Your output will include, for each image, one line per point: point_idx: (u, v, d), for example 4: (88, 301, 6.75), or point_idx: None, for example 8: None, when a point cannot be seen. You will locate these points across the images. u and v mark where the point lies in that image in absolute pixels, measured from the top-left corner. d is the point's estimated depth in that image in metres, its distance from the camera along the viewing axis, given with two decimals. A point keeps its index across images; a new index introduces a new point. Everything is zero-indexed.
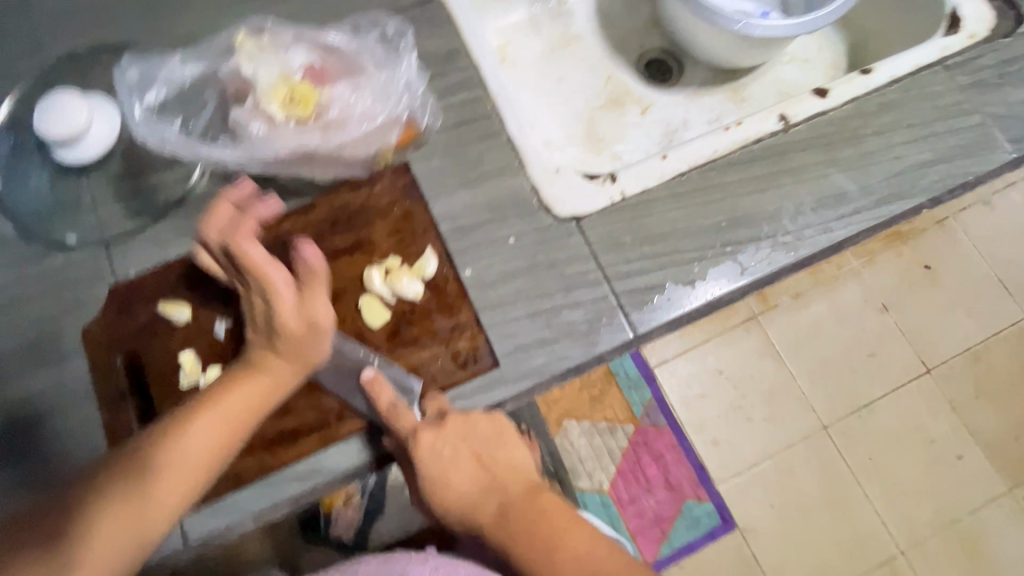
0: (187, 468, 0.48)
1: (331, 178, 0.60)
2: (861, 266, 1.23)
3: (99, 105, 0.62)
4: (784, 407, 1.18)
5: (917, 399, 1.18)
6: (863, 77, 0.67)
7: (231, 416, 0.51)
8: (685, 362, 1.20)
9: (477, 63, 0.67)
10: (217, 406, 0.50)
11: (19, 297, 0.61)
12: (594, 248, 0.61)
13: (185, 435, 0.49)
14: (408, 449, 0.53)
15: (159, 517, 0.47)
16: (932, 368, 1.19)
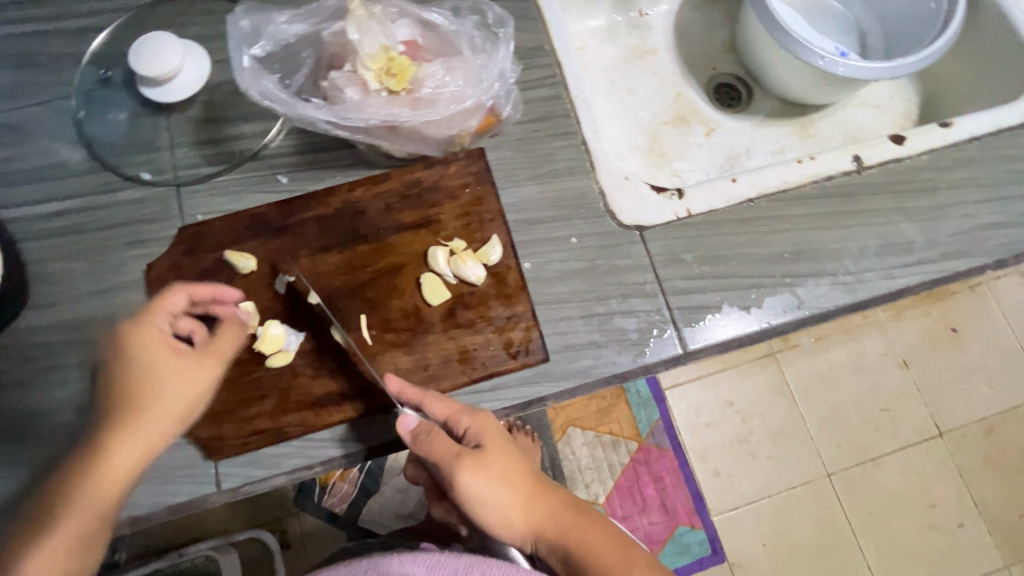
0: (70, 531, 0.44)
1: (409, 153, 0.60)
2: (888, 319, 1.23)
3: (193, 53, 0.64)
4: (794, 448, 1.17)
5: (928, 460, 1.17)
6: (942, 130, 0.67)
7: (119, 470, 0.47)
8: (697, 388, 1.21)
9: (561, 62, 0.68)
10: (99, 465, 0.46)
11: (89, 223, 0.62)
12: (654, 260, 0.62)
13: (67, 505, 0.45)
14: (449, 473, 0.51)
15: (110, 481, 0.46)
16: (944, 433, 1.18)
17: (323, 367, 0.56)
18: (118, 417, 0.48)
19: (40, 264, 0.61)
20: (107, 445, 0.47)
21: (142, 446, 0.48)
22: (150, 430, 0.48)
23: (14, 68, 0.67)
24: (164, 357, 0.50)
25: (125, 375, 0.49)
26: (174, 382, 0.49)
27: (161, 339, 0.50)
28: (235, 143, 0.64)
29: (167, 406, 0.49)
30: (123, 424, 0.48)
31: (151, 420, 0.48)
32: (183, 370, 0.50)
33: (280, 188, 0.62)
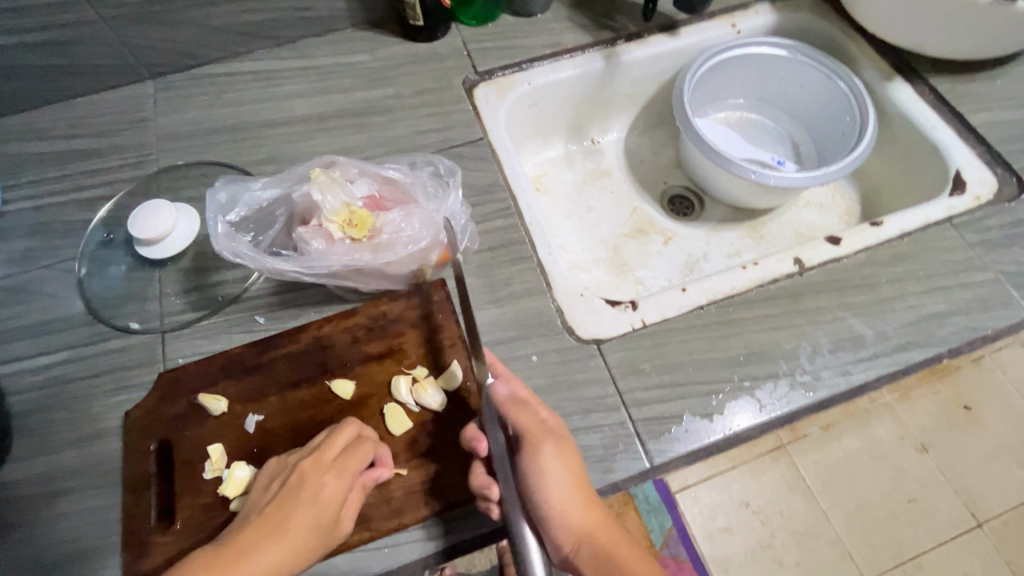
0: None
1: (375, 289, 0.66)
2: (896, 399, 1.09)
3: (183, 242, 0.70)
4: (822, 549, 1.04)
5: (970, 556, 1.03)
6: (874, 229, 0.71)
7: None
8: (709, 489, 1.11)
9: (514, 196, 0.76)
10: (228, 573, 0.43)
11: (77, 373, 0.66)
12: (613, 372, 0.64)
13: None
14: (534, 444, 0.53)
15: None
16: (984, 522, 1.01)
17: None
18: (269, 522, 0.48)
19: (24, 417, 0.64)
20: (236, 564, 0.44)
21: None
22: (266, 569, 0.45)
23: (29, 236, 0.76)
24: (324, 505, 0.49)
25: (284, 508, 0.48)
26: (309, 534, 0.48)
27: (334, 491, 0.50)
28: (218, 289, 0.70)
29: (290, 555, 0.46)
30: (251, 550, 0.45)
31: (287, 545, 0.47)
32: (311, 507, 0.48)
33: (258, 328, 0.67)
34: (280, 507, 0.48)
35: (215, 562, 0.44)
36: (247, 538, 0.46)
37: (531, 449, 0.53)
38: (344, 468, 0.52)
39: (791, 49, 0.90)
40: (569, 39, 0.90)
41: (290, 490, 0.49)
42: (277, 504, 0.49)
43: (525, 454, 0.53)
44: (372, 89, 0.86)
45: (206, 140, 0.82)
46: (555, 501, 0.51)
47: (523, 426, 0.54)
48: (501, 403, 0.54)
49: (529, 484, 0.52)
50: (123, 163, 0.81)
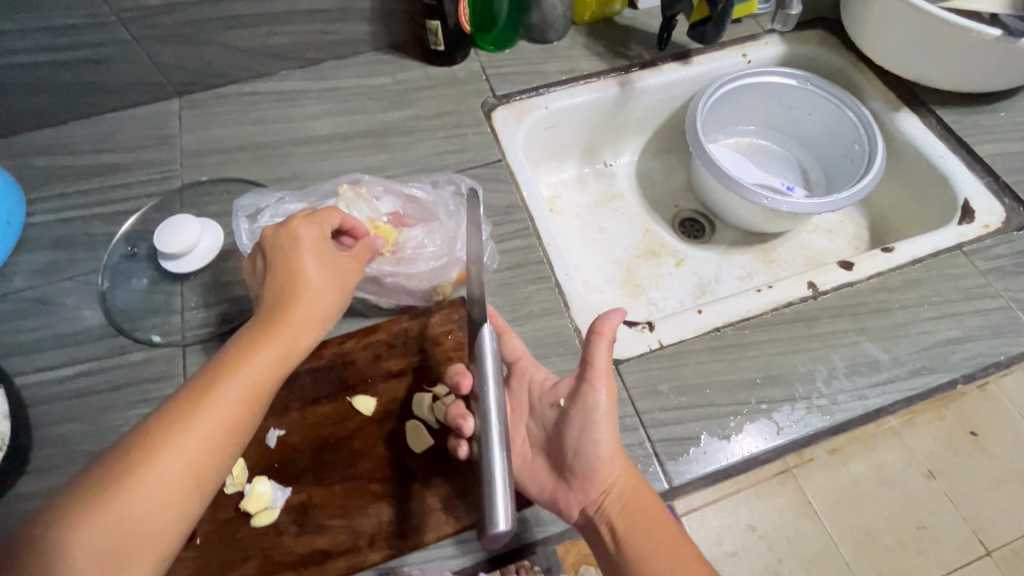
0: (183, 456, 0.41)
1: (399, 304, 0.67)
2: None
3: (201, 259, 0.72)
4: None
5: None
6: (885, 255, 0.73)
7: (236, 402, 0.44)
8: None
9: (532, 217, 0.77)
10: (228, 382, 0.44)
11: (98, 385, 0.66)
12: (632, 393, 0.64)
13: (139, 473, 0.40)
14: (591, 395, 0.54)
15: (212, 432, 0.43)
16: None
17: (306, 524, 0.55)
18: (260, 331, 0.48)
19: (44, 428, 0.64)
20: (231, 377, 0.45)
21: (260, 384, 0.46)
22: (269, 367, 0.46)
23: (53, 248, 0.77)
24: (323, 257, 0.54)
25: (296, 262, 0.52)
26: (327, 286, 0.53)
27: (314, 276, 0.52)
28: (240, 303, 0.71)
29: (291, 354, 0.48)
30: (249, 352, 0.46)
31: (281, 348, 0.48)
32: (299, 304, 0.50)
33: None
34: (288, 262, 0.52)
35: (212, 378, 0.45)
36: (237, 351, 0.47)
37: (589, 389, 0.55)
38: (330, 245, 0.56)
39: (801, 79, 0.93)
40: (585, 65, 0.93)
41: (293, 244, 0.54)
42: (287, 258, 0.53)
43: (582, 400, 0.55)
44: (393, 111, 0.88)
45: (229, 158, 0.84)
46: (600, 450, 0.55)
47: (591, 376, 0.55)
48: (581, 345, 0.55)
49: (579, 431, 0.55)
50: (148, 178, 0.82)
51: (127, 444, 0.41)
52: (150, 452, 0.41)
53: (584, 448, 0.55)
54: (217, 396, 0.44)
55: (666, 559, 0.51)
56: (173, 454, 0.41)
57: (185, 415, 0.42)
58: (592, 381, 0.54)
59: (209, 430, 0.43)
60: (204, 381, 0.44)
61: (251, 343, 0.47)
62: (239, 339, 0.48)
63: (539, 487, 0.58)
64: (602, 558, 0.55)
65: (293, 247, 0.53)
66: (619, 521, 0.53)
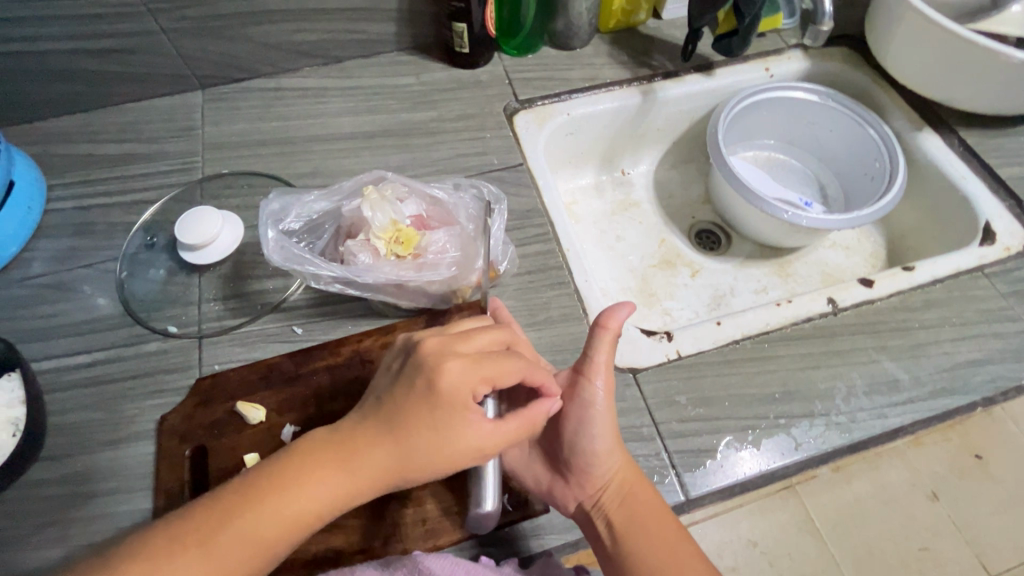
0: (230, 557, 0.42)
1: (417, 306, 0.65)
2: None
3: (223, 244, 0.71)
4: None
5: None
6: (907, 273, 0.73)
7: (296, 519, 0.44)
8: None
9: (553, 221, 0.77)
10: (300, 500, 0.44)
11: (113, 374, 0.66)
12: (649, 402, 0.64)
13: (188, 559, 0.41)
14: (588, 388, 0.56)
15: (263, 542, 0.43)
16: None
17: (320, 522, 0.54)
18: (363, 448, 0.46)
19: (57, 415, 0.64)
20: (306, 492, 0.44)
21: (313, 520, 0.44)
22: (347, 496, 0.45)
23: (72, 235, 0.77)
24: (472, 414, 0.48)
25: (432, 406, 0.47)
26: (445, 441, 0.47)
27: (446, 425, 0.47)
28: (258, 296, 0.71)
29: (361, 494, 0.45)
30: (329, 482, 0.45)
31: (372, 478, 0.46)
32: (411, 441, 0.46)
33: (297, 338, 0.68)
34: (421, 408, 0.47)
35: (293, 485, 0.44)
36: (329, 466, 0.45)
37: (587, 384, 0.56)
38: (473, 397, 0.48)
39: (822, 95, 0.93)
40: (607, 73, 0.93)
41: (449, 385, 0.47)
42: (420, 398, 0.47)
43: (580, 393, 0.57)
44: (416, 112, 0.88)
45: (251, 152, 0.84)
46: (596, 443, 0.56)
47: (590, 371, 0.57)
48: (587, 336, 0.57)
49: (575, 421, 0.57)
50: (169, 169, 0.82)
51: (185, 521, 0.43)
52: (205, 539, 0.42)
53: (580, 441, 0.56)
54: (269, 518, 0.43)
55: (662, 554, 0.52)
56: (220, 551, 0.42)
57: (232, 535, 0.42)
58: (590, 375, 0.56)
59: (261, 539, 0.43)
60: (265, 498, 0.43)
61: (336, 471, 0.45)
62: (339, 446, 0.46)
63: (535, 479, 0.58)
64: (599, 552, 0.55)
65: (456, 391, 0.47)
66: (614, 512, 0.54)
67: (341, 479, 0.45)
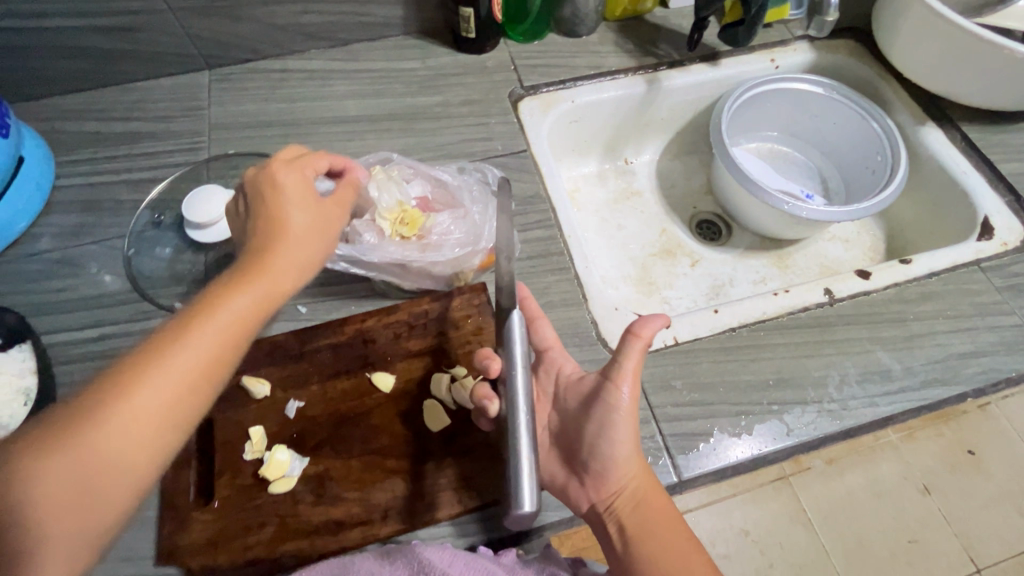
0: (167, 383, 0.39)
1: (419, 287, 0.67)
2: None
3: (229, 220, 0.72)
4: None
5: None
6: (903, 266, 0.74)
7: (221, 335, 0.42)
8: None
9: (555, 207, 0.78)
10: (214, 313, 0.42)
11: (121, 349, 0.68)
12: (645, 387, 0.65)
13: (108, 409, 0.37)
14: (615, 395, 0.53)
15: (192, 363, 0.40)
16: None
17: (323, 494, 0.56)
18: (252, 264, 0.47)
19: (66, 388, 0.65)
20: (214, 309, 0.43)
21: (236, 335, 0.43)
22: (259, 301, 0.45)
23: (80, 212, 0.78)
24: (306, 205, 0.51)
25: (271, 211, 0.50)
26: (307, 229, 0.50)
27: (292, 214, 0.50)
28: None
29: (276, 298, 0.46)
30: (232, 290, 0.44)
31: (276, 281, 0.46)
32: (285, 240, 0.49)
33: (301, 317, 0.69)
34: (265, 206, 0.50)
35: (194, 313, 0.42)
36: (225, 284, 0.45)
37: (613, 389, 0.53)
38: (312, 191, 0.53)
39: (827, 88, 0.93)
40: (613, 61, 0.93)
41: (264, 192, 0.51)
42: (259, 204, 0.51)
43: (606, 397, 0.54)
44: (421, 97, 0.88)
45: (257, 133, 0.84)
46: (616, 448, 0.54)
47: (618, 375, 0.53)
48: (621, 342, 0.53)
49: (597, 426, 0.54)
50: (176, 149, 0.83)
51: (88, 390, 0.38)
52: (113, 393, 0.38)
53: (600, 445, 0.54)
54: (187, 349, 0.40)
55: (674, 563, 0.51)
56: (149, 386, 0.39)
57: (152, 371, 0.39)
58: (618, 381, 0.53)
59: (191, 362, 0.40)
60: (176, 328, 0.41)
61: (235, 282, 0.45)
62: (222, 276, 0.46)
63: (551, 475, 0.58)
64: (606, 551, 0.55)
65: (276, 186, 0.51)
66: (629, 519, 0.53)
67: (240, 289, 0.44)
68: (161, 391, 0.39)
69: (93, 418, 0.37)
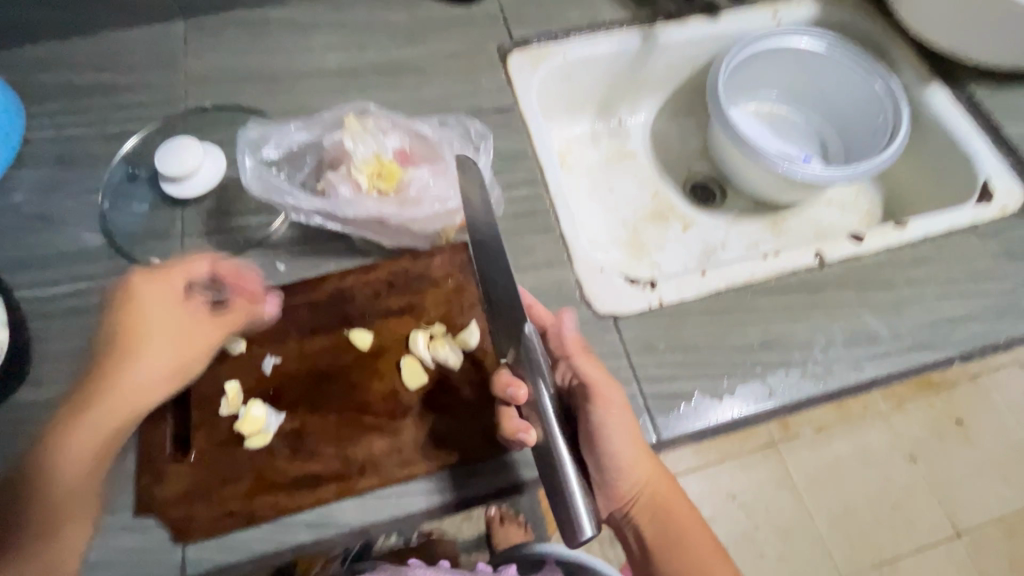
0: (88, 444, 0.52)
1: (398, 245, 0.65)
2: (890, 410, 1.33)
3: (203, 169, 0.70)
4: (802, 545, 1.24)
5: (945, 562, 1.23)
6: (898, 230, 0.71)
7: (128, 401, 0.53)
8: (697, 479, 1.28)
9: (542, 166, 0.75)
10: (115, 389, 0.53)
11: (96, 304, 0.67)
12: (628, 348, 0.64)
13: (47, 470, 0.51)
14: (600, 417, 0.57)
15: (104, 429, 0.52)
16: (962, 531, 1.24)
17: (299, 449, 0.56)
18: (143, 334, 0.55)
19: (43, 343, 0.64)
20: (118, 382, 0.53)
21: (157, 383, 0.54)
22: (166, 367, 0.55)
23: (53, 165, 0.76)
24: (170, 319, 0.56)
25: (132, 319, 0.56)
26: (169, 321, 0.56)
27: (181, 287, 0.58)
28: (241, 231, 0.70)
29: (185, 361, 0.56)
30: (105, 379, 0.53)
31: (162, 343, 0.55)
32: (172, 307, 0.57)
33: (279, 275, 0.67)
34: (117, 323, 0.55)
35: (101, 388, 0.53)
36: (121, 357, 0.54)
37: (595, 412, 0.57)
38: (185, 302, 0.57)
39: (831, 45, 0.89)
40: (607, 13, 0.89)
41: (121, 316, 0.55)
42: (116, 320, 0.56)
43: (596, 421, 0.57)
44: (406, 49, 0.85)
45: (235, 86, 0.81)
46: (620, 463, 0.57)
47: (601, 395, 0.57)
48: (579, 363, 0.58)
49: (599, 450, 0.58)
50: (151, 101, 0.80)
51: (43, 443, 0.52)
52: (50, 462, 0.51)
53: (606, 464, 0.58)
54: (101, 416, 0.52)
55: (699, 547, 0.60)
56: (73, 451, 0.51)
57: (56, 452, 0.51)
58: (597, 406, 0.57)
59: (102, 428, 0.52)
60: (67, 419, 0.52)
61: (110, 365, 0.54)
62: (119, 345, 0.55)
63: None
64: (639, 552, 0.62)
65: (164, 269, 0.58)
66: (654, 521, 0.60)
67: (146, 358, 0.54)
68: (84, 455, 0.51)
69: (40, 478, 0.50)
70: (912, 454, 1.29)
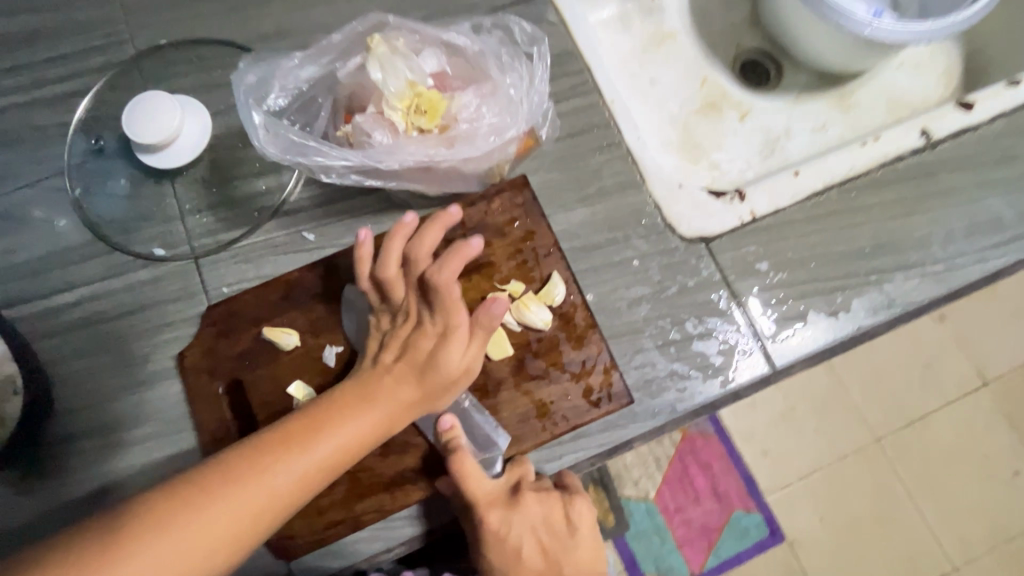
0: (262, 501, 0.39)
1: (448, 192, 0.54)
2: None
3: (173, 118, 0.55)
4: (840, 419, 1.16)
5: (974, 411, 1.16)
6: (1012, 90, 0.60)
7: (329, 456, 0.42)
8: None
9: (592, 68, 0.62)
10: (327, 434, 0.42)
11: (106, 311, 0.57)
12: (727, 273, 0.57)
13: (205, 504, 0.38)
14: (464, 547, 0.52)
15: (282, 491, 0.40)
16: (989, 381, 1.17)
17: (391, 444, 0.50)
18: (371, 379, 0.46)
19: (62, 364, 0.56)
20: (327, 429, 0.43)
21: (355, 446, 0.43)
22: (367, 431, 0.44)
23: None
24: (435, 372, 0.46)
25: (375, 374, 0.46)
26: (371, 416, 0.44)
27: (462, 360, 0.46)
28: (254, 201, 0.59)
29: (385, 426, 0.45)
30: (293, 445, 0.41)
31: (394, 393, 0.45)
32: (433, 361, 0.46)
33: (311, 246, 0.58)
34: (302, 421, 0.43)
35: (313, 428, 0.42)
36: (348, 400, 0.45)
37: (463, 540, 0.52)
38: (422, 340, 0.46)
39: None
40: None
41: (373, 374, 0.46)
42: (305, 414, 0.43)
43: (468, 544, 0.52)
44: None
45: (190, 11, 0.63)
46: None
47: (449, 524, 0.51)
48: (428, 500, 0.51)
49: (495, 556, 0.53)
50: (90, 47, 0.63)
51: (206, 468, 0.39)
52: (214, 495, 0.38)
53: None
54: (292, 468, 0.40)
55: None
56: (240, 497, 0.39)
57: (195, 510, 0.37)
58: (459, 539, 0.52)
59: (283, 485, 0.40)
60: (231, 474, 0.39)
61: (309, 430, 0.42)
62: (356, 380, 0.46)
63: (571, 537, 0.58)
64: None
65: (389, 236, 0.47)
66: None
67: (357, 417, 0.44)
68: (243, 506, 0.39)
69: (177, 512, 0.37)
70: (941, 314, 1.18)
